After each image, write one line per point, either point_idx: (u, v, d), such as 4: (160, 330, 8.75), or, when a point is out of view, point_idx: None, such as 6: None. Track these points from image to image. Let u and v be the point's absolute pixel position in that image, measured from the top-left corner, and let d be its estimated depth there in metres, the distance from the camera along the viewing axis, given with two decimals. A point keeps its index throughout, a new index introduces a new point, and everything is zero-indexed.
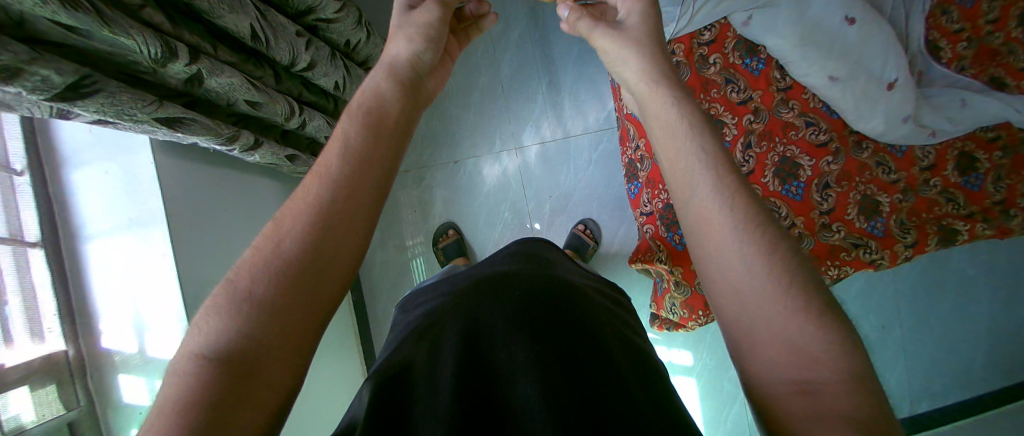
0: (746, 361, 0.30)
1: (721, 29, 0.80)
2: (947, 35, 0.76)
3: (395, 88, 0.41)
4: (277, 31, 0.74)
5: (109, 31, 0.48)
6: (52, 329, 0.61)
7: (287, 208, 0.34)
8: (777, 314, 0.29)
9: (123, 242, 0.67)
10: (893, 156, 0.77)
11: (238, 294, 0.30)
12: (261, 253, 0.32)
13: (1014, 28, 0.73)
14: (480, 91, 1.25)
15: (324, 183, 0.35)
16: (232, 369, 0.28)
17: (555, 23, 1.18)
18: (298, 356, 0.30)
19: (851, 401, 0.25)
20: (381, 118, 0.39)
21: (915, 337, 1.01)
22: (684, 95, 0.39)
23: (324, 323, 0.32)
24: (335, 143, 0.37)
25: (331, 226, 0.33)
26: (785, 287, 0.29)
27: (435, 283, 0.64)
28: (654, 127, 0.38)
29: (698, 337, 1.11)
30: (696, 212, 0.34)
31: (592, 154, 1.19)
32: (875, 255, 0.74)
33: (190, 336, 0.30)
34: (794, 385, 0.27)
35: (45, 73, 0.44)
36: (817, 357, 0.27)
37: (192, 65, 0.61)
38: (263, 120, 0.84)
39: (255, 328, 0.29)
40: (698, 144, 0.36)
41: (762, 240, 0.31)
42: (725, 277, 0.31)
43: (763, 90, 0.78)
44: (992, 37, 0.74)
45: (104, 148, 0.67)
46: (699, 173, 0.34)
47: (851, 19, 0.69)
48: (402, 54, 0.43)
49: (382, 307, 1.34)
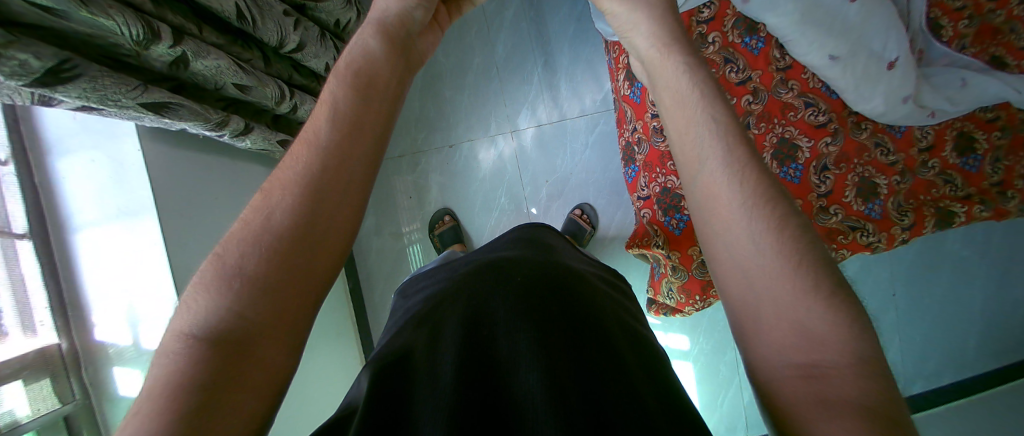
0: (753, 349, 0.30)
1: (720, 6, 0.78)
2: (949, 13, 0.73)
3: (383, 49, 0.39)
4: (262, 10, 0.71)
5: (86, 12, 0.46)
6: (44, 322, 0.63)
7: (275, 179, 0.34)
8: (786, 295, 0.29)
9: (112, 231, 0.66)
10: (892, 137, 0.76)
11: (227, 268, 0.30)
12: (251, 227, 0.31)
13: (1016, 6, 0.71)
14: (474, 72, 1.22)
15: (312, 152, 0.34)
16: (222, 347, 0.27)
17: (550, 1, 1.15)
18: (292, 339, 0.30)
19: (857, 386, 0.26)
20: (370, 82, 0.37)
21: (911, 319, 1.03)
22: (693, 67, 0.37)
23: (317, 304, 0.32)
24: (323, 110, 0.36)
25: (320, 197, 0.32)
26: (795, 270, 0.29)
27: (435, 268, 0.63)
28: (666, 98, 0.37)
29: (695, 322, 1.13)
30: (703, 186, 0.33)
31: (588, 138, 1.18)
32: (872, 237, 0.74)
33: (179, 313, 0.29)
34: (800, 370, 0.27)
35: (23, 57, 0.43)
36: (826, 340, 0.27)
37: (176, 47, 0.58)
38: (252, 104, 0.81)
39: (245, 303, 0.29)
40: (699, 123, 0.35)
41: (772, 214, 0.31)
42: (733, 254, 0.31)
43: (763, 70, 0.77)
44: (993, 15, 0.73)
45: (90, 136, 0.64)
46: (706, 149, 0.33)
47: None
48: (390, 9, 0.41)
49: (380, 293, 1.34)
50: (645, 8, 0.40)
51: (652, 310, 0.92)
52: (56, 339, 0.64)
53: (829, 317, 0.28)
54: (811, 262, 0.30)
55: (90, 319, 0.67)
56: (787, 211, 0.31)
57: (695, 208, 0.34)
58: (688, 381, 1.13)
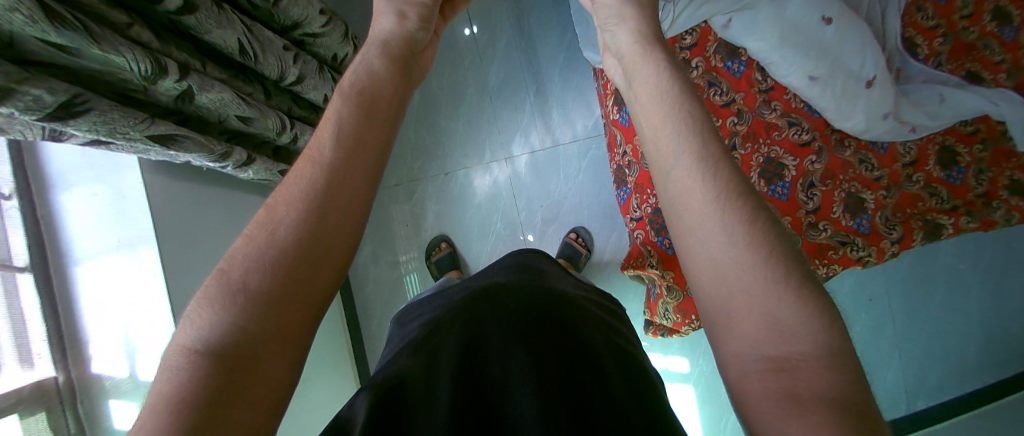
0: (724, 345, 0.30)
1: (702, 32, 0.82)
2: (923, 31, 0.78)
3: (387, 68, 0.41)
4: (265, 46, 0.75)
5: (98, 48, 0.49)
6: (41, 355, 0.62)
7: (277, 195, 0.35)
8: (756, 285, 0.30)
9: (113, 263, 0.66)
10: (876, 153, 0.79)
11: (230, 284, 0.30)
12: (256, 242, 0.32)
13: (988, 23, 0.76)
14: (469, 102, 1.26)
15: (315, 166, 0.35)
16: (224, 362, 0.27)
17: (540, 34, 1.21)
18: (294, 352, 0.30)
19: (829, 378, 0.26)
20: (374, 99, 0.39)
21: (910, 333, 1.02)
22: (675, 74, 0.39)
23: (317, 317, 0.32)
24: (327, 126, 0.37)
25: (325, 212, 0.33)
26: (762, 260, 0.30)
27: (430, 295, 0.64)
28: (644, 97, 0.39)
29: (694, 343, 1.12)
30: (676, 183, 0.35)
31: (581, 163, 1.21)
32: (863, 252, 0.75)
33: (180, 330, 0.29)
34: (771, 363, 0.28)
35: (37, 92, 0.45)
36: (798, 333, 0.28)
37: (182, 81, 0.61)
38: (254, 137, 0.83)
39: (249, 318, 0.29)
40: (685, 122, 0.36)
41: (742, 209, 0.32)
42: (706, 247, 0.32)
43: (746, 92, 0.80)
44: (967, 32, 0.78)
45: (93, 170, 0.66)
46: (681, 145, 0.35)
47: (828, 19, 0.69)
48: (394, 30, 0.43)
49: (378, 322, 1.33)
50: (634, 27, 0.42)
51: (649, 331, 0.92)
52: (54, 371, 0.63)
53: (798, 309, 0.29)
54: (778, 254, 0.31)
55: (88, 350, 0.66)
56: (756, 204, 0.33)
57: (667, 202, 0.36)
58: (690, 404, 1.12)
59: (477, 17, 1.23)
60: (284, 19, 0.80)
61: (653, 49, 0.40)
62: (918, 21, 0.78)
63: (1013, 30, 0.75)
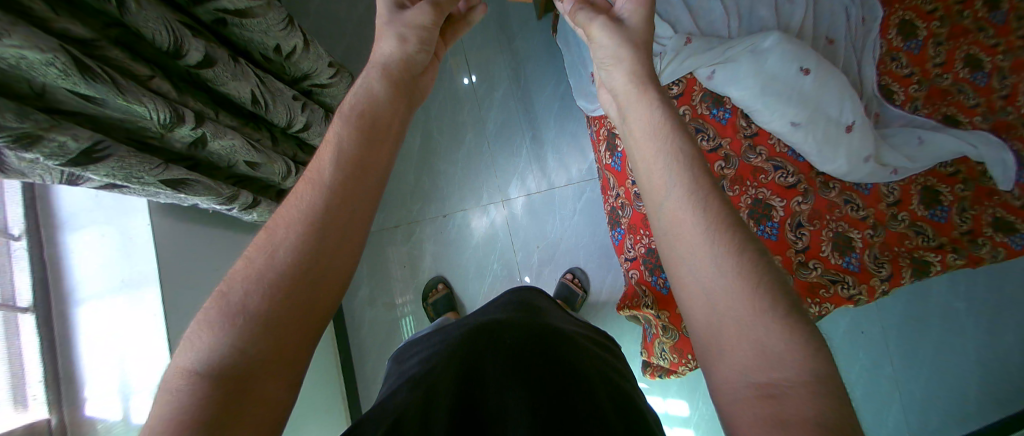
0: (717, 373, 0.31)
1: (687, 83, 0.86)
2: (899, 79, 0.87)
3: (387, 92, 0.44)
4: (275, 96, 0.81)
5: (123, 99, 0.53)
6: (36, 396, 0.60)
7: (277, 217, 0.36)
8: (745, 315, 0.31)
9: (114, 304, 0.66)
10: (860, 194, 0.82)
11: (231, 306, 0.32)
12: (255, 265, 0.34)
13: (960, 70, 0.86)
14: (468, 147, 1.31)
15: (315, 188, 0.37)
16: (224, 383, 0.29)
17: (536, 86, 1.30)
18: (290, 373, 0.32)
19: (814, 402, 0.27)
20: (374, 121, 0.41)
21: (913, 373, 1.00)
22: (667, 111, 0.41)
23: (314, 339, 0.34)
24: (326, 149, 0.39)
25: (324, 235, 0.35)
26: (751, 290, 0.31)
27: (429, 333, 0.64)
28: (638, 130, 0.41)
29: (691, 386, 1.09)
30: (669, 214, 0.36)
31: (576, 205, 1.26)
32: (852, 290, 0.76)
33: (181, 351, 0.31)
34: (758, 390, 0.28)
35: (63, 139, 0.48)
36: (784, 358, 0.29)
37: (197, 129, 0.64)
38: (259, 180, 0.87)
39: (248, 340, 0.31)
40: (674, 153, 0.38)
41: (730, 240, 0.33)
42: (697, 277, 0.33)
43: (732, 137, 0.83)
44: (941, 79, 0.87)
45: (103, 212, 0.68)
46: (672, 179, 0.37)
47: (806, 70, 0.76)
48: (394, 53, 0.46)
49: (372, 367, 1.30)
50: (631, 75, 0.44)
51: (647, 372, 0.90)
52: (46, 413, 0.60)
53: (785, 336, 0.29)
54: (767, 285, 0.32)
55: (82, 392, 0.64)
56: (744, 236, 0.34)
57: (660, 233, 0.37)
58: None
59: (477, 68, 1.31)
60: (295, 70, 0.87)
61: (647, 93, 0.42)
62: (893, 70, 0.88)
63: (985, 77, 0.84)
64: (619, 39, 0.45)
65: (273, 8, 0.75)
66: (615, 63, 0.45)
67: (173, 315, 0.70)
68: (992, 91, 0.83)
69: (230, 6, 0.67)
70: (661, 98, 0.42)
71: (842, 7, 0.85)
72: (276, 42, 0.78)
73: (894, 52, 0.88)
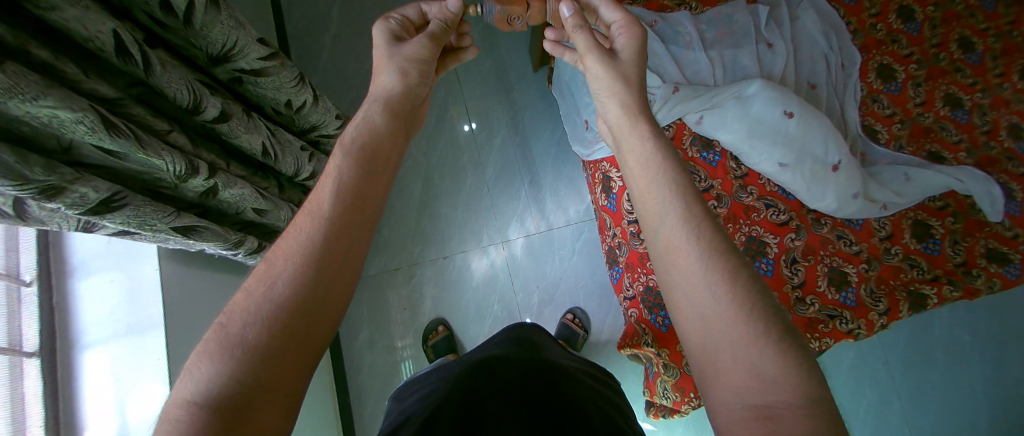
0: (718, 396, 0.32)
1: (678, 128, 0.90)
2: (881, 119, 0.93)
3: (387, 126, 0.47)
4: (284, 147, 0.86)
5: (143, 153, 0.57)
6: None
7: (275, 247, 0.38)
8: (739, 339, 0.32)
9: (117, 350, 0.66)
10: (852, 229, 0.85)
11: (230, 338, 0.33)
12: (254, 296, 0.35)
13: (940, 108, 0.92)
14: (468, 190, 1.36)
15: (314, 220, 0.38)
16: (222, 414, 0.30)
17: (534, 132, 1.38)
18: (288, 400, 0.33)
19: (806, 423, 0.28)
20: (374, 155, 0.44)
21: (921, 407, 0.98)
22: (662, 148, 0.44)
23: (311, 367, 0.35)
24: (327, 180, 0.41)
25: (323, 265, 0.37)
26: (745, 313, 0.33)
27: (428, 371, 0.63)
28: (633, 163, 0.44)
29: (699, 426, 1.05)
30: (664, 240, 0.38)
31: (574, 244, 1.28)
32: (851, 325, 0.77)
33: (178, 383, 0.31)
34: (754, 412, 0.29)
35: (84, 190, 0.50)
36: (780, 381, 0.30)
37: (209, 180, 0.68)
38: (264, 226, 0.90)
39: (246, 371, 0.32)
40: (668, 181, 0.40)
41: (724, 266, 0.35)
42: (692, 303, 0.35)
43: (723, 178, 0.87)
44: (923, 117, 0.93)
45: (114, 257, 0.69)
46: (667, 206, 0.39)
47: (790, 113, 0.80)
48: (395, 84, 0.50)
49: (367, 416, 1.24)
50: (626, 116, 0.47)
51: (650, 413, 0.87)
52: None
53: (779, 360, 0.30)
54: (762, 310, 0.33)
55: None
56: (739, 261, 0.35)
57: (656, 257, 0.39)
58: None
59: (477, 118, 1.40)
60: (302, 122, 0.94)
61: (638, 127, 0.46)
62: (875, 110, 0.94)
63: (965, 114, 0.90)
64: (621, 83, 0.49)
65: (287, 68, 0.82)
66: (610, 95, 0.49)
67: (175, 361, 0.69)
68: (972, 127, 0.89)
69: (247, 66, 0.73)
70: (655, 133, 0.45)
71: (822, 53, 0.94)
72: (287, 98, 0.85)
73: (875, 94, 0.95)
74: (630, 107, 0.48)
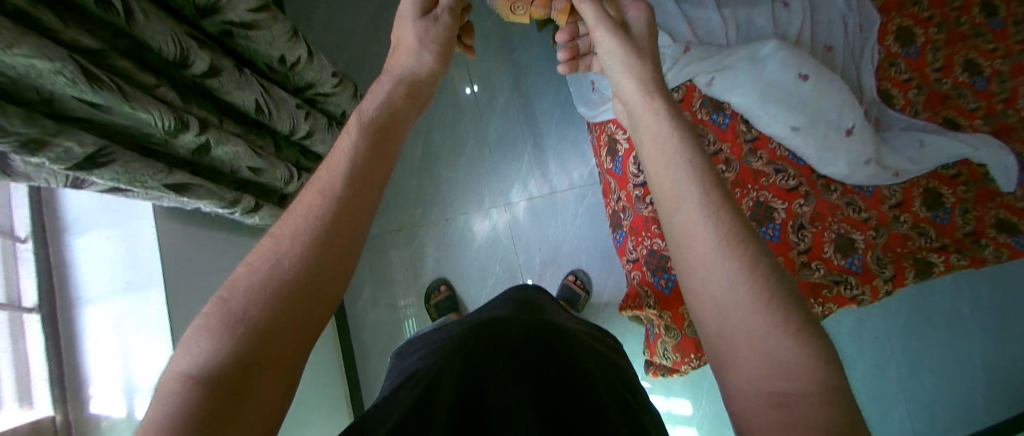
0: (728, 379, 0.31)
1: (687, 89, 0.87)
2: (897, 84, 0.87)
3: (403, 104, 0.46)
4: (279, 104, 0.82)
5: (128, 106, 0.53)
6: (40, 394, 0.60)
7: (282, 224, 0.36)
8: (758, 328, 0.30)
9: (116, 308, 0.67)
10: (862, 196, 0.82)
11: (232, 314, 0.31)
12: (259, 272, 0.33)
13: (960, 74, 0.84)
14: (470, 152, 1.32)
15: (325, 198, 0.36)
16: (218, 390, 0.28)
17: (537, 91, 1.31)
18: (286, 377, 0.31)
19: (825, 412, 0.26)
20: (388, 131, 0.42)
21: (916, 372, 1.00)
22: (675, 118, 0.42)
23: (311, 345, 0.33)
24: (341, 156, 0.39)
25: (329, 246, 0.35)
26: (760, 299, 0.31)
27: (429, 332, 0.63)
28: (647, 147, 0.42)
29: (696, 386, 1.07)
30: (681, 224, 0.36)
31: (578, 207, 1.25)
32: (855, 290, 0.75)
33: (175, 357, 0.30)
34: (769, 399, 0.28)
35: (68, 144, 0.48)
36: (794, 370, 0.28)
37: (201, 136, 0.65)
38: (263, 185, 0.88)
39: (246, 348, 0.30)
40: (686, 161, 0.38)
41: (742, 254, 0.33)
42: (710, 290, 0.33)
43: (732, 142, 0.83)
44: (941, 83, 0.86)
45: (109, 216, 0.68)
46: (684, 191, 0.37)
47: (805, 75, 0.76)
48: (419, 56, 0.48)
49: (374, 370, 1.29)
50: (635, 88, 0.45)
51: (649, 372, 0.90)
52: (51, 411, 0.61)
53: (796, 345, 0.29)
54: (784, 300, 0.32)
55: (87, 391, 0.64)
56: (758, 247, 0.34)
57: (675, 243, 0.37)
58: None
59: (478, 77, 1.33)
60: (298, 80, 0.88)
61: (653, 104, 0.43)
62: (892, 75, 0.88)
63: (984, 81, 0.83)
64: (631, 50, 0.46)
65: (279, 22, 0.78)
66: (624, 72, 0.46)
67: (177, 319, 0.70)
68: (993, 94, 0.82)
69: (237, 19, 0.70)
70: (668, 111, 0.42)
71: (841, 14, 0.87)
72: (280, 53, 0.80)
73: (892, 58, 0.88)
74: (640, 79, 0.45)
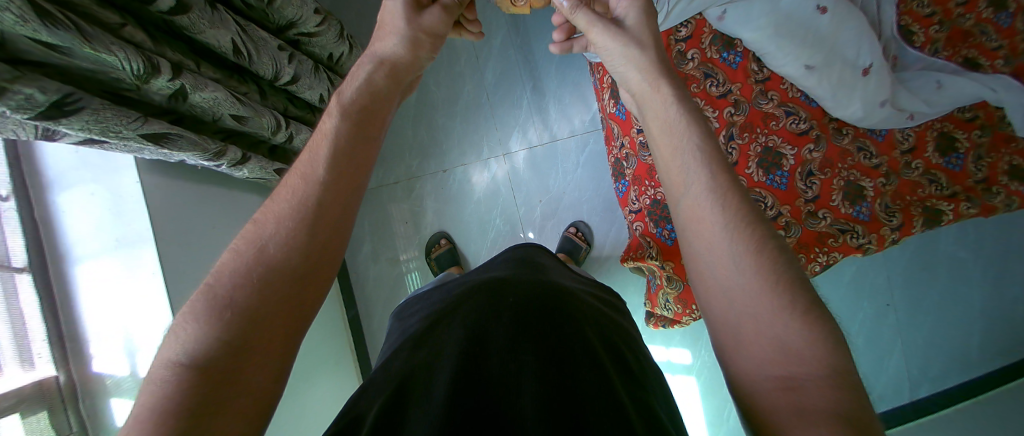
0: (734, 362, 0.33)
1: (697, 24, 0.79)
2: (919, 19, 0.75)
3: (385, 78, 0.43)
4: (258, 45, 0.74)
5: (90, 48, 0.48)
6: (42, 355, 0.62)
7: (267, 209, 0.36)
8: (763, 312, 0.32)
9: (110, 265, 0.67)
10: (873, 141, 0.76)
11: (218, 300, 0.32)
12: (244, 258, 0.33)
13: (984, 9, 0.73)
14: (467, 99, 1.26)
15: (308, 183, 0.36)
16: (207, 374, 0.29)
17: (537, 30, 1.20)
18: (276, 360, 0.32)
19: (830, 394, 0.28)
20: (367, 109, 0.40)
21: (910, 320, 1.03)
22: (687, 97, 0.40)
23: (300, 328, 0.34)
24: (324, 140, 0.38)
25: (315, 230, 0.35)
26: (771, 287, 0.32)
27: (429, 291, 0.64)
28: (654, 129, 0.41)
29: (696, 335, 1.13)
30: (687, 209, 0.37)
31: (579, 157, 1.21)
32: (862, 239, 0.73)
33: (167, 342, 0.31)
34: (778, 382, 0.30)
35: (29, 91, 0.44)
36: (802, 354, 0.30)
37: (175, 81, 0.59)
38: (251, 135, 0.84)
39: (234, 332, 0.31)
40: (697, 144, 0.38)
41: (751, 237, 0.34)
42: (715, 275, 0.35)
43: (742, 83, 0.77)
44: (963, 19, 0.74)
45: (90, 171, 0.66)
46: (692, 174, 0.37)
47: (823, 8, 0.67)
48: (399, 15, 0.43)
49: (379, 321, 1.33)
50: (642, 43, 0.42)
51: (650, 323, 0.92)
52: (54, 371, 0.63)
53: (806, 332, 0.31)
54: (787, 282, 0.33)
55: (89, 350, 0.67)
56: (767, 232, 0.35)
57: (678, 227, 0.38)
58: (693, 397, 1.12)
59: None
60: (277, 18, 0.79)
61: (659, 96, 0.41)
62: (914, 9, 0.75)
63: (1010, 17, 0.72)
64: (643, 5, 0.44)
65: None
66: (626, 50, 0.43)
67: (172, 274, 0.70)
68: (1016, 33, 0.71)
69: None
70: (678, 92, 0.40)
71: None
72: None
73: None
74: (649, 41, 0.42)
